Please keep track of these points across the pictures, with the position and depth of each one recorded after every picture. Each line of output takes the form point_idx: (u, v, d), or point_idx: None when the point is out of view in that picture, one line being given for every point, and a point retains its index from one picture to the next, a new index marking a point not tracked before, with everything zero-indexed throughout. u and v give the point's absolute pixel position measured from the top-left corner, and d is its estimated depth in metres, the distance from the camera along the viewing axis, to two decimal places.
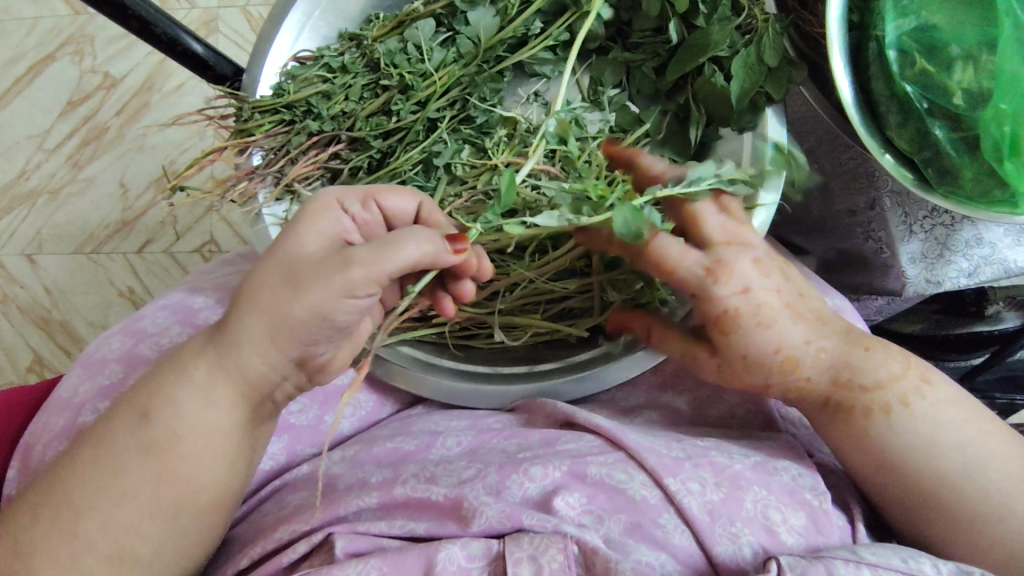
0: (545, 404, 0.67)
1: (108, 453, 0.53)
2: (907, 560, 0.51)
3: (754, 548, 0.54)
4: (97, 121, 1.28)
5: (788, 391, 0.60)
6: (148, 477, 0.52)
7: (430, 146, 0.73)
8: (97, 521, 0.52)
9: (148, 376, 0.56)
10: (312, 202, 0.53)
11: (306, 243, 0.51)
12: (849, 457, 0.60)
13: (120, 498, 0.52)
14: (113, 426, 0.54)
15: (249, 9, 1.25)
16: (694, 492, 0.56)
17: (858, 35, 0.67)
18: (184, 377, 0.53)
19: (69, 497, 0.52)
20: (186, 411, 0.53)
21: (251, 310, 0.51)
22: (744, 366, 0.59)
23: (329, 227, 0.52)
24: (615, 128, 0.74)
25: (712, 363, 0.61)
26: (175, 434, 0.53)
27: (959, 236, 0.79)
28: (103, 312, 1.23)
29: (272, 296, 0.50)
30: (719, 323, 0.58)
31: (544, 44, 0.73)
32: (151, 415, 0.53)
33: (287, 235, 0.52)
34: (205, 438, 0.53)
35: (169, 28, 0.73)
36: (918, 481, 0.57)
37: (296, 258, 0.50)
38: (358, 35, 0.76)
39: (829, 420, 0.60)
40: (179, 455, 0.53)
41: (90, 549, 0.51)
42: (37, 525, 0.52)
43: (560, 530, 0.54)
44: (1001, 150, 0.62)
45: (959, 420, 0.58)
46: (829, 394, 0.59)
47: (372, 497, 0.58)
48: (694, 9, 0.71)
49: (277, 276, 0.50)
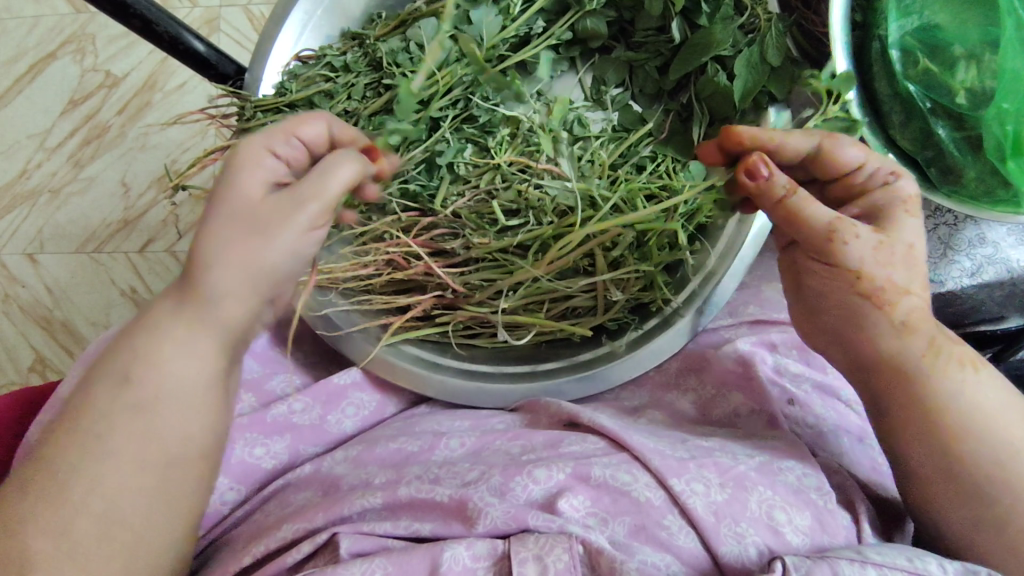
0: (549, 404, 0.67)
1: (91, 420, 0.49)
2: (913, 559, 0.51)
3: (758, 548, 0.53)
4: (99, 120, 1.28)
5: (906, 319, 0.57)
6: (141, 437, 0.49)
7: (433, 146, 0.73)
8: (89, 488, 0.48)
9: (118, 340, 0.52)
10: (240, 153, 0.52)
11: (246, 194, 0.50)
12: (892, 428, 0.60)
13: (111, 461, 0.48)
14: (93, 392, 0.50)
15: (251, 8, 1.25)
16: (699, 493, 0.56)
17: (861, 34, 0.67)
18: (161, 332, 0.50)
19: (53, 471, 0.48)
20: (169, 366, 0.50)
21: (218, 263, 0.49)
22: (897, 256, 0.56)
23: (263, 172, 0.51)
24: (618, 127, 0.75)
25: (871, 237, 0.56)
26: (164, 391, 0.50)
27: (962, 235, 0.81)
28: (104, 312, 1.23)
29: (227, 248, 0.49)
30: (906, 204, 0.58)
31: (548, 43, 0.73)
32: (133, 375, 0.50)
33: (223, 190, 0.51)
34: (190, 390, 0.50)
35: (171, 27, 0.73)
36: (946, 465, 0.57)
37: (245, 207, 0.50)
38: (361, 34, 0.76)
39: (881, 382, 0.59)
40: (168, 410, 0.50)
41: (84, 517, 0.48)
42: (21, 512, 0.48)
43: (566, 530, 0.54)
44: (1004, 148, 0.62)
45: (1005, 408, 0.57)
46: (934, 334, 0.58)
47: (376, 497, 0.58)
48: (697, 8, 0.71)
49: (236, 227, 0.49)
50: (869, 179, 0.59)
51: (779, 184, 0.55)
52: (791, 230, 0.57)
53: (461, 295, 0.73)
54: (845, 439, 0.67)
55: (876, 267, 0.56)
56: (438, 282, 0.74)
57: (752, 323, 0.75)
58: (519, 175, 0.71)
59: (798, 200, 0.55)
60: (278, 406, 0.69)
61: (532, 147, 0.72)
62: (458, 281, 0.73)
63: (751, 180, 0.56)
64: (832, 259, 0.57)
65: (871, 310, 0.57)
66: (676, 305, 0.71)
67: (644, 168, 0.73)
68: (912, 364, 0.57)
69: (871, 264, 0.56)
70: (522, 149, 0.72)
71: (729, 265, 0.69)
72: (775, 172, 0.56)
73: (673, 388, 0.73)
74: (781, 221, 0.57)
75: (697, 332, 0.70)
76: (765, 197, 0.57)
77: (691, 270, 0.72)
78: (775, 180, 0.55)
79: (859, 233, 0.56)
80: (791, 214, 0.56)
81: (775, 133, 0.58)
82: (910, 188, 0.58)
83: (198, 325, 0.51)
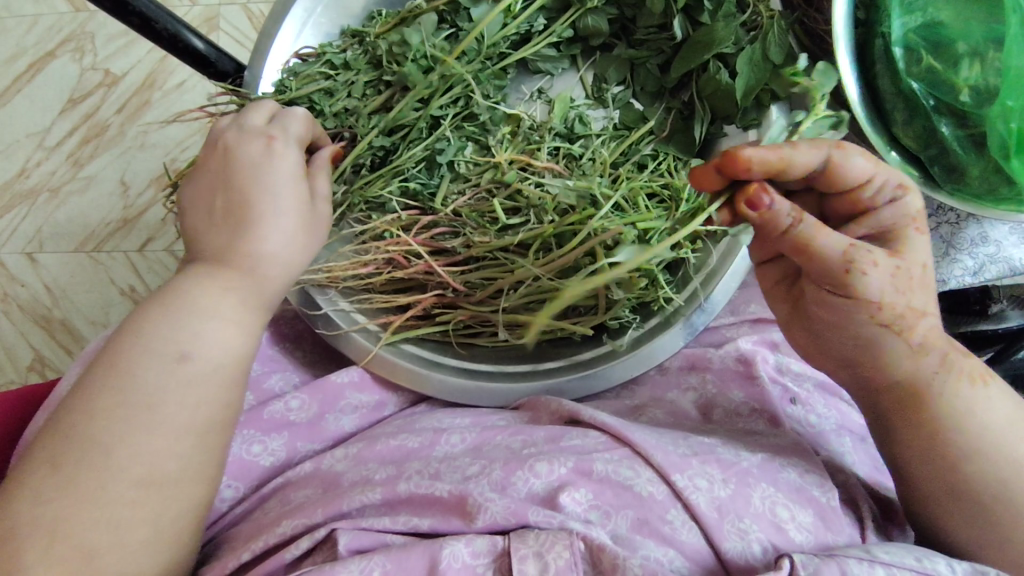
0: (550, 401, 0.67)
1: (133, 387, 0.53)
2: (921, 559, 0.50)
3: (762, 545, 0.53)
4: (98, 119, 1.27)
5: (921, 341, 0.57)
6: (187, 406, 0.54)
7: (433, 144, 0.72)
8: (131, 453, 0.52)
9: (153, 316, 0.56)
10: (286, 162, 0.62)
11: (279, 198, 0.60)
12: (904, 451, 0.59)
13: (153, 427, 0.53)
14: (138, 360, 0.54)
15: (251, 7, 1.25)
16: (702, 488, 0.55)
17: (864, 31, 0.67)
18: (209, 312, 0.56)
19: (94, 435, 0.52)
20: (214, 340, 0.56)
21: (274, 258, 0.59)
22: (912, 277, 0.55)
23: (303, 185, 0.62)
24: (620, 125, 0.74)
25: (888, 263, 0.54)
26: (211, 364, 0.56)
27: (964, 234, 0.80)
28: (103, 311, 1.23)
29: (280, 241, 0.59)
30: (915, 219, 0.56)
31: (548, 40, 0.73)
32: (179, 349, 0.55)
33: (263, 195, 0.59)
34: (241, 363, 0.58)
35: (171, 24, 0.73)
36: (954, 483, 0.57)
37: (297, 213, 0.60)
38: (361, 31, 0.75)
39: (897, 405, 0.59)
40: (213, 381, 0.55)
41: (120, 475, 0.51)
42: (62, 473, 0.51)
43: (566, 527, 0.53)
44: (1009, 146, 0.60)
45: (1015, 417, 0.58)
46: (947, 349, 0.57)
47: (376, 493, 0.58)
48: (699, 6, 0.70)
49: (298, 229, 0.60)
50: (876, 194, 0.55)
51: (785, 212, 0.51)
52: (800, 260, 0.54)
53: (462, 294, 0.73)
54: (847, 438, 0.67)
55: (896, 295, 0.55)
56: (438, 281, 0.73)
57: (753, 321, 0.75)
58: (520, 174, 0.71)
59: (809, 228, 0.51)
60: (274, 402, 0.69)
61: (533, 144, 0.72)
62: (460, 279, 0.72)
63: (755, 212, 0.51)
64: (848, 291, 0.54)
65: (889, 337, 0.56)
66: (677, 302, 0.70)
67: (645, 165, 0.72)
68: (929, 380, 0.57)
69: (889, 293, 0.54)
70: (523, 146, 0.72)
71: (731, 263, 0.69)
72: (778, 202, 0.51)
73: (675, 386, 0.72)
74: (790, 251, 0.53)
75: (698, 330, 0.70)
76: (770, 227, 0.52)
77: (693, 269, 0.72)
78: (779, 209, 0.51)
79: (875, 260, 0.53)
80: (802, 244, 0.52)
81: (782, 151, 0.50)
82: (918, 202, 0.56)
83: (246, 305, 0.58)
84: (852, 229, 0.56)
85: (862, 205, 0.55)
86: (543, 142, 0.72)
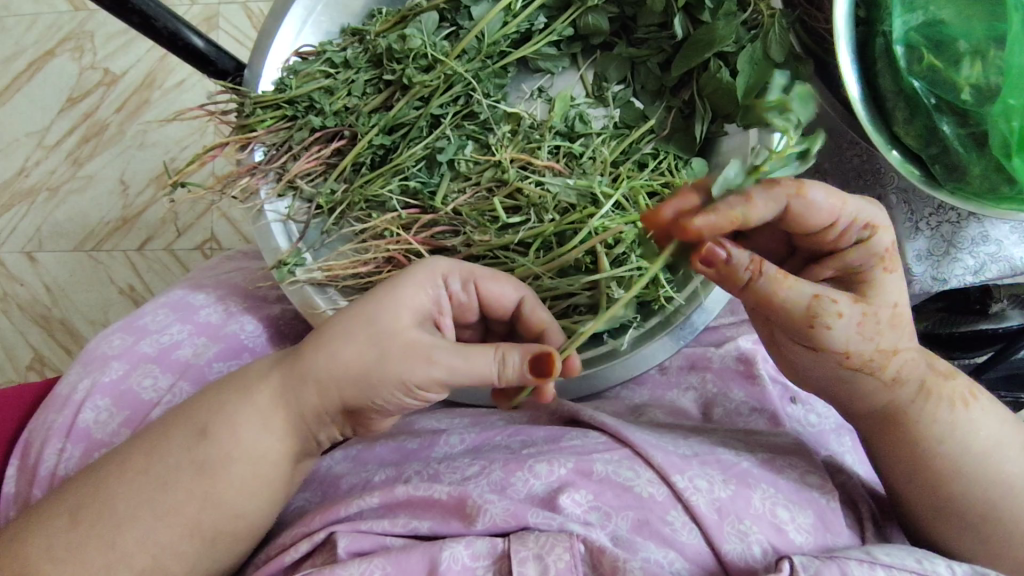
0: (551, 403, 0.68)
1: (162, 466, 0.54)
2: (921, 560, 0.50)
3: (762, 546, 0.53)
4: (97, 118, 1.27)
5: (896, 373, 0.55)
6: (197, 497, 0.54)
7: (433, 143, 0.72)
8: (137, 535, 0.53)
9: (207, 396, 0.57)
10: (411, 274, 0.56)
11: (387, 307, 0.53)
12: (899, 476, 0.58)
13: (164, 513, 0.53)
14: (170, 438, 0.55)
15: (250, 5, 1.25)
16: (702, 490, 0.55)
17: (865, 31, 0.67)
18: (247, 402, 0.56)
19: (114, 507, 0.53)
20: (245, 435, 0.55)
21: (329, 352, 0.53)
22: (883, 320, 0.53)
23: (415, 302, 0.54)
24: (620, 124, 0.74)
25: (854, 311, 0.52)
26: (229, 457, 0.54)
27: (965, 233, 0.77)
28: (102, 310, 1.23)
29: (354, 351, 0.52)
30: (884, 258, 0.53)
31: (548, 39, 0.73)
32: (209, 435, 0.55)
33: (384, 291, 0.54)
34: (269, 473, 0.56)
35: (170, 22, 0.73)
36: (946, 504, 0.56)
37: (388, 328, 0.52)
38: (361, 30, 0.74)
39: (877, 430, 0.58)
40: (229, 478, 0.54)
41: (126, 560, 0.53)
42: (78, 530, 0.53)
43: (566, 529, 0.53)
44: (1009, 146, 0.61)
45: (1000, 440, 0.56)
46: (924, 377, 0.56)
47: (374, 497, 0.57)
48: (699, 5, 0.70)
49: (366, 337, 0.52)
50: (844, 234, 0.52)
51: (743, 266, 0.49)
52: (764, 311, 0.52)
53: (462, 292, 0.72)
54: (847, 438, 0.68)
55: (864, 341, 0.53)
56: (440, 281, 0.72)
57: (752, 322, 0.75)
58: (521, 173, 0.71)
59: (767, 282, 0.50)
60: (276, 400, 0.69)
61: (533, 143, 0.72)
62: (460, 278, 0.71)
63: (710, 266, 0.50)
64: (813, 340, 0.53)
65: (861, 377, 0.55)
66: (678, 302, 0.69)
67: (645, 164, 0.72)
68: (903, 411, 0.56)
69: (857, 340, 0.53)
70: (523, 145, 0.72)
71: None
72: (734, 255, 0.49)
73: (675, 385, 0.73)
74: (753, 303, 0.52)
75: (697, 330, 0.70)
76: (730, 281, 0.51)
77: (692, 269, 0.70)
78: (736, 263, 0.49)
79: (840, 310, 0.51)
80: (764, 296, 0.51)
81: (737, 214, 0.46)
82: (888, 240, 0.53)
83: (276, 405, 0.55)
84: (817, 270, 0.55)
85: (829, 244, 0.53)
86: (544, 141, 0.72)
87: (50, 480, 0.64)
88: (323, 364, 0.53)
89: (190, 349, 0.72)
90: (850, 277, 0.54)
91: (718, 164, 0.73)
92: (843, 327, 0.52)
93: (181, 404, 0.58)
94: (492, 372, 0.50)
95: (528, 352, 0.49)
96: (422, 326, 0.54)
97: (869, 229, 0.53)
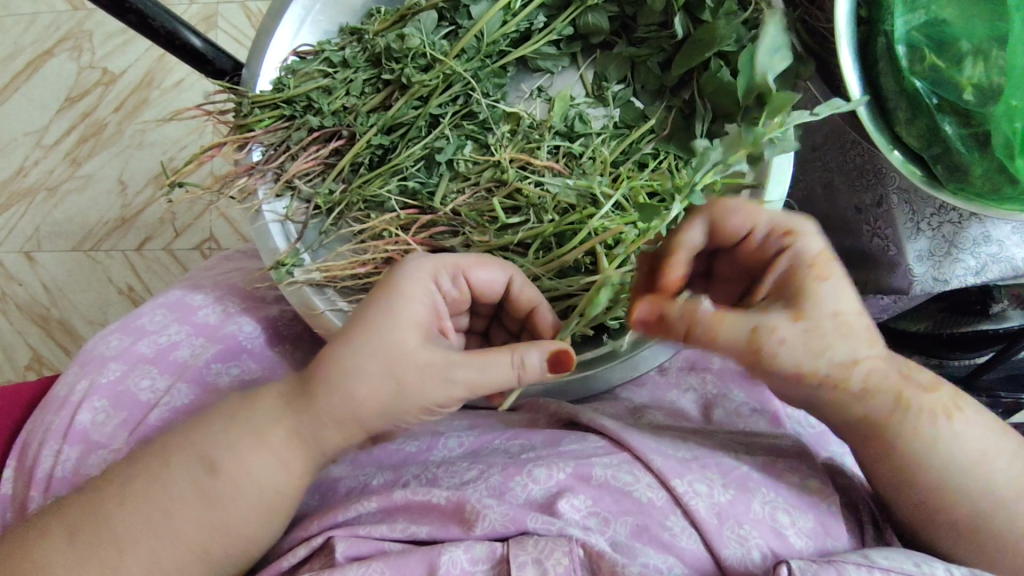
0: (550, 404, 0.68)
1: (171, 496, 0.54)
2: (920, 564, 0.50)
3: (762, 550, 0.53)
4: (96, 118, 1.27)
5: (863, 385, 0.54)
6: (204, 526, 0.54)
7: (432, 142, 0.72)
8: (140, 560, 0.53)
9: (214, 423, 0.56)
10: (402, 287, 0.54)
11: (388, 331, 0.51)
12: (891, 491, 0.57)
13: (169, 540, 0.53)
14: (178, 467, 0.55)
15: (249, 5, 1.25)
16: (701, 494, 0.55)
17: (867, 29, 0.66)
18: (256, 433, 0.55)
19: (116, 535, 0.53)
20: (255, 470, 0.54)
21: (340, 386, 0.52)
22: (828, 332, 0.51)
23: (414, 318, 0.53)
24: (620, 124, 0.74)
25: (795, 332, 0.50)
26: (236, 488, 0.54)
27: (967, 234, 0.76)
28: (101, 309, 1.22)
29: (369, 389, 0.51)
30: (813, 263, 0.51)
31: (548, 38, 0.73)
32: (218, 468, 0.54)
33: (378, 310, 0.52)
34: (276, 504, 0.55)
35: (167, 21, 0.72)
36: (932, 518, 0.56)
37: (397, 355, 0.51)
38: (359, 29, 0.74)
39: (862, 443, 0.57)
40: (240, 513, 0.54)
41: None
42: (79, 549, 0.53)
43: (565, 533, 0.53)
44: (1013, 147, 0.61)
45: (988, 449, 0.55)
46: (899, 390, 0.54)
47: (371, 501, 0.57)
48: (700, 3, 0.69)
49: (379, 367, 0.51)
50: (765, 243, 0.54)
51: (676, 318, 0.50)
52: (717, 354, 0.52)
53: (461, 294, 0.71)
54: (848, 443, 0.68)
55: (816, 358, 0.51)
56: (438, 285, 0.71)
57: None
58: (519, 172, 0.70)
59: (705, 328, 0.50)
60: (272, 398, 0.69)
61: (532, 143, 0.71)
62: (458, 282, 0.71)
63: (648, 325, 0.52)
64: (770, 370, 0.52)
65: (824, 390, 0.54)
66: None
67: (645, 164, 0.72)
68: (883, 424, 0.55)
69: (807, 357, 0.51)
70: (522, 145, 0.72)
71: None
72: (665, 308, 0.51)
73: (675, 387, 0.72)
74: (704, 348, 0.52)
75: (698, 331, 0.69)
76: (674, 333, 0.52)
77: None
78: (669, 316, 0.51)
79: (782, 337, 0.50)
80: (709, 341, 0.51)
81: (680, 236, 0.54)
82: (813, 243, 0.52)
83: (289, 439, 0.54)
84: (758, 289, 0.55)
85: (760, 255, 0.55)
86: (543, 141, 0.71)
87: (46, 483, 0.64)
88: (338, 404, 0.52)
89: (188, 349, 0.72)
90: (789, 291, 0.52)
91: None
92: (790, 349, 0.51)
93: (186, 424, 0.58)
94: (512, 377, 0.52)
95: (546, 351, 0.52)
96: (428, 339, 0.53)
97: (788, 233, 0.53)
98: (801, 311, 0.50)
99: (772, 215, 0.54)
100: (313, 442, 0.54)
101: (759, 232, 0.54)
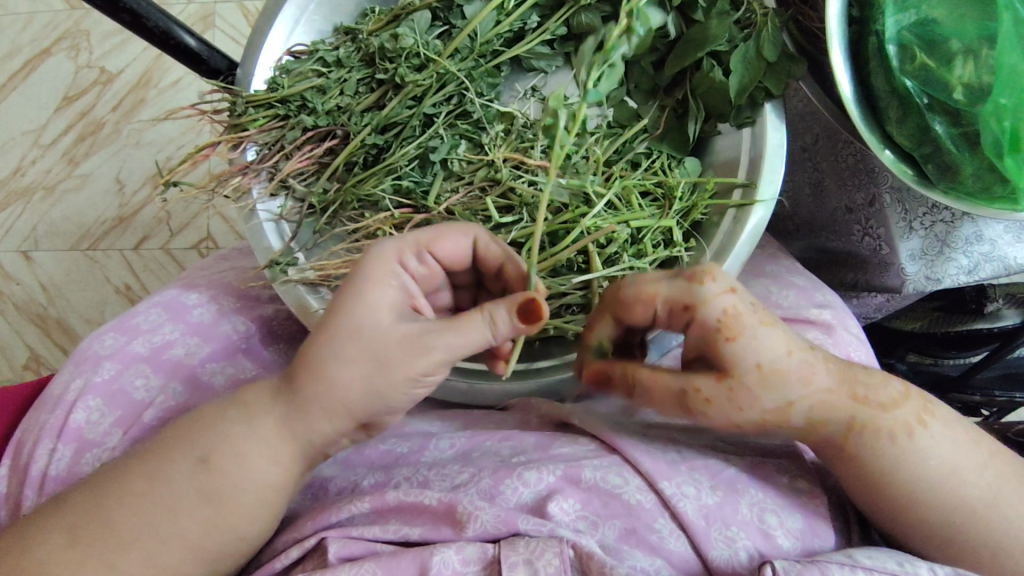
0: (541, 404, 0.69)
1: (168, 492, 0.54)
2: (903, 564, 0.50)
3: (749, 552, 0.53)
4: (93, 117, 1.27)
5: (811, 418, 0.55)
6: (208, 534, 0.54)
7: (426, 142, 0.72)
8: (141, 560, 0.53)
9: (212, 417, 0.56)
10: (362, 272, 0.53)
11: (357, 318, 0.51)
12: (863, 507, 0.57)
13: (174, 539, 0.54)
14: (175, 464, 0.55)
15: (245, 4, 1.25)
16: (689, 496, 0.55)
17: (858, 29, 0.67)
18: (248, 431, 0.55)
19: (112, 530, 0.53)
20: (254, 467, 0.54)
21: (332, 381, 0.52)
22: (754, 387, 0.53)
23: (382, 301, 0.52)
24: (613, 123, 0.73)
25: (718, 391, 0.53)
26: (242, 491, 0.54)
27: (959, 233, 0.76)
28: (97, 308, 1.23)
29: (370, 395, 0.52)
30: (721, 331, 0.53)
31: (542, 38, 0.73)
32: (215, 462, 0.54)
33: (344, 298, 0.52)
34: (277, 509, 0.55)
35: (161, 20, 0.73)
36: (910, 530, 0.55)
37: (372, 337, 0.51)
38: (353, 29, 0.75)
39: (834, 463, 0.57)
40: (237, 504, 0.54)
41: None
42: (78, 545, 0.53)
43: (556, 535, 0.53)
44: (1002, 145, 0.61)
45: (960, 463, 0.54)
46: (859, 412, 0.54)
47: (364, 502, 0.57)
48: (693, 4, 0.70)
49: (356, 350, 0.51)
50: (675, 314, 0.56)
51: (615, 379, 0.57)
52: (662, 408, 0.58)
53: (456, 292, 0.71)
54: None
55: (746, 413, 0.54)
56: None
57: None
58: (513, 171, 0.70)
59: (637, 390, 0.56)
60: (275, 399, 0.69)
61: (526, 143, 0.72)
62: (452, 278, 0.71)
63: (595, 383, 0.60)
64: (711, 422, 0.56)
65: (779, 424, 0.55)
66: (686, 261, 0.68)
67: (639, 163, 0.72)
68: (854, 442, 0.54)
69: (739, 412, 0.54)
70: (516, 145, 0.72)
71: (742, 231, 0.66)
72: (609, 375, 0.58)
73: None
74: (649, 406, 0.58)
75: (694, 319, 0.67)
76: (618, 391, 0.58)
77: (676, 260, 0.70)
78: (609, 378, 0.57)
79: (706, 395, 0.54)
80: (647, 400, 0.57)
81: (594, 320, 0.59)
82: (721, 304, 0.53)
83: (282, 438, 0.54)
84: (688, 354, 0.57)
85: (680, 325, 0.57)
86: (536, 141, 0.71)
87: (39, 481, 0.64)
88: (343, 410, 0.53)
89: (182, 348, 0.72)
90: (709, 356, 0.55)
91: (711, 164, 0.73)
92: (719, 406, 0.54)
93: (181, 421, 0.58)
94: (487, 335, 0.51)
95: (512, 304, 0.51)
96: (401, 315, 0.53)
97: (688, 307, 0.54)
98: (721, 373, 0.53)
99: (678, 286, 0.55)
100: (301, 436, 0.54)
101: (664, 310, 0.56)
